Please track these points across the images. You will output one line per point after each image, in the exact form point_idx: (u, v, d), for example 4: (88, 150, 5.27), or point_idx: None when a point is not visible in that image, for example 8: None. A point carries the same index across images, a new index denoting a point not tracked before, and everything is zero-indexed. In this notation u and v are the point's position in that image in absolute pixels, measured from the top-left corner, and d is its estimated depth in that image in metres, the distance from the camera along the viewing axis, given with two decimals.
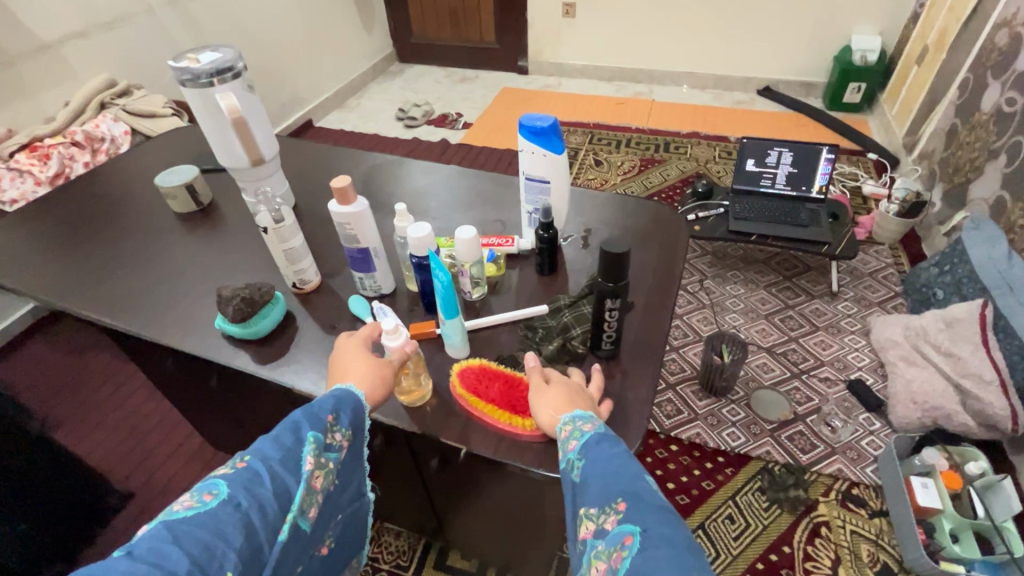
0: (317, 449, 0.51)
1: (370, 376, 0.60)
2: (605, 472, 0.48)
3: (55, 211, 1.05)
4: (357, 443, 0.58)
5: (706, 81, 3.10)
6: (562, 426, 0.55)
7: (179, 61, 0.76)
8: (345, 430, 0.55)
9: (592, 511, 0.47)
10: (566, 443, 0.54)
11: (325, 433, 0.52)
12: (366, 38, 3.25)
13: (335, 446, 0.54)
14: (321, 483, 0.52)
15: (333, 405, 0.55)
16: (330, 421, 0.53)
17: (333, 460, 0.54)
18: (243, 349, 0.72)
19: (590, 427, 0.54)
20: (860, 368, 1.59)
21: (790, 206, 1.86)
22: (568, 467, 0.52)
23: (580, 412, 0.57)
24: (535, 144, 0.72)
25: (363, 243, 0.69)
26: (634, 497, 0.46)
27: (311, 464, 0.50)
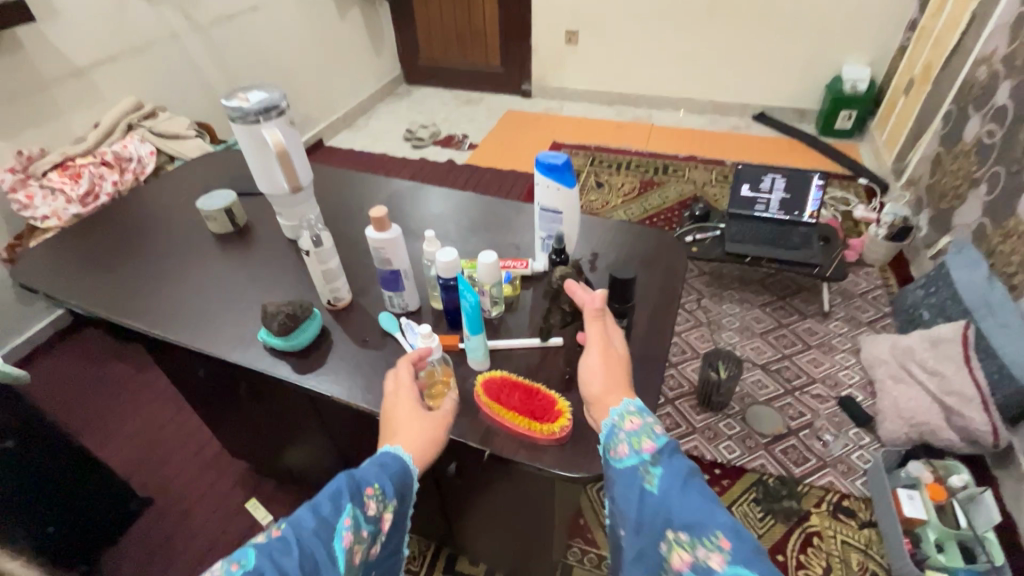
0: (353, 519, 0.53)
1: (419, 440, 0.64)
2: (697, 498, 0.50)
3: (98, 230, 1.13)
4: (399, 510, 0.61)
5: (703, 107, 3.22)
6: (627, 424, 0.59)
7: (230, 100, 0.85)
8: (387, 502, 0.58)
9: (685, 540, 0.48)
10: (636, 448, 0.56)
11: (363, 503, 0.55)
12: (376, 61, 3.37)
13: (372, 517, 0.55)
14: (360, 557, 0.54)
15: (376, 477, 0.58)
16: (369, 491, 0.56)
17: (369, 532, 0.55)
18: (283, 360, 0.79)
19: (659, 435, 0.57)
20: (850, 385, 1.66)
21: (783, 230, 1.95)
22: (644, 476, 0.54)
23: (647, 416, 0.60)
24: (549, 178, 0.81)
25: (395, 265, 0.77)
26: (734, 534, 0.47)
27: (351, 536, 0.52)
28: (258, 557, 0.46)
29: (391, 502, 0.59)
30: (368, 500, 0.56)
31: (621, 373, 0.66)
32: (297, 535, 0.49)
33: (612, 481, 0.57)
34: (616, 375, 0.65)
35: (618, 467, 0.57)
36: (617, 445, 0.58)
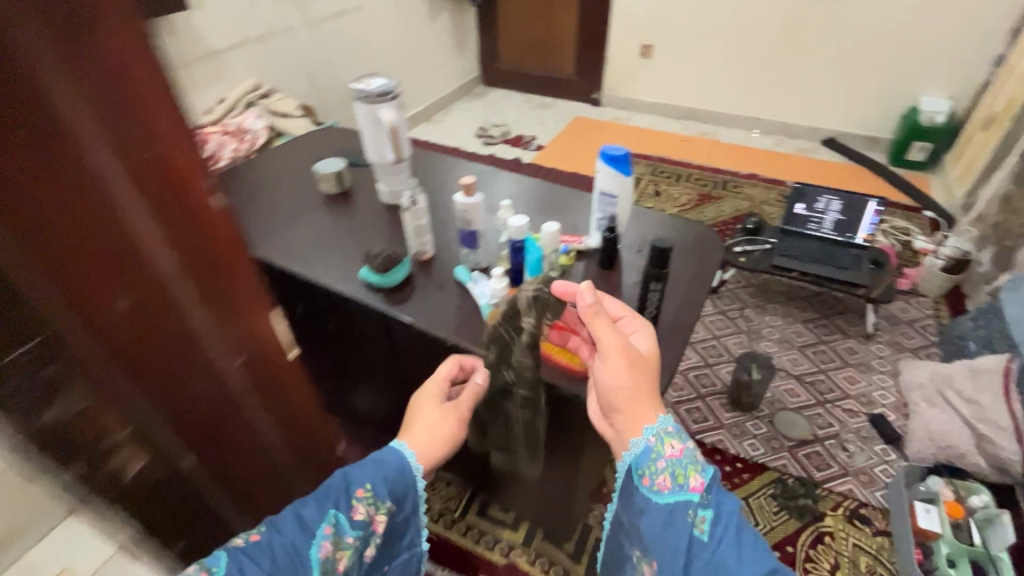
0: (333, 527, 0.57)
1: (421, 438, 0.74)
2: (751, 547, 0.59)
3: (230, 182, 1.37)
4: (399, 511, 0.65)
5: (770, 128, 3.25)
6: (665, 449, 0.67)
7: (357, 84, 1.05)
8: (382, 503, 0.62)
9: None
10: (686, 484, 0.64)
11: (347, 509, 0.58)
12: (458, 62, 3.61)
13: (359, 521, 0.59)
14: (347, 560, 0.58)
15: (366, 483, 0.61)
16: (357, 494, 0.60)
17: (356, 537, 0.59)
18: (377, 294, 0.97)
19: (703, 472, 0.65)
20: (883, 405, 1.71)
21: (834, 250, 1.99)
22: (696, 519, 0.61)
23: (687, 448, 0.68)
24: (610, 167, 0.96)
25: (474, 225, 0.95)
26: None
27: (334, 542, 0.57)
28: (230, 565, 0.51)
29: (384, 504, 0.62)
30: (356, 506, 0.59)
31: (645, 373, 0.75)
32: (279, 542, 0.54)
33: (656, 515, 0.64)
34: (642, 376, 0.74)
35: (663, 502, 0.64)
36: (659, 475, 0.66)
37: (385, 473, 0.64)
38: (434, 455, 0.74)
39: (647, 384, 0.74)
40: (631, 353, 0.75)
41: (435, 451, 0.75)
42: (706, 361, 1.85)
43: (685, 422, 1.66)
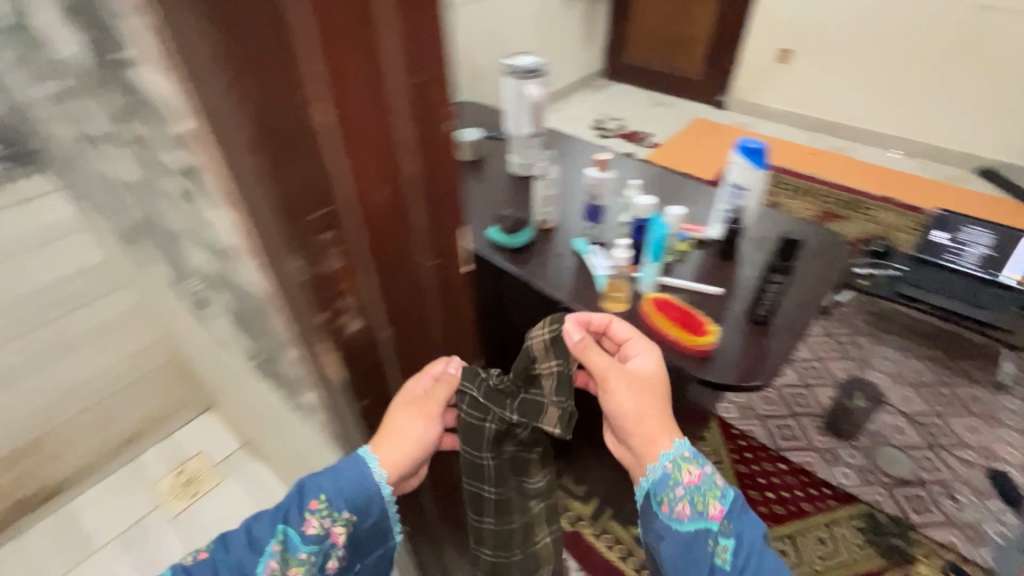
0: (282, 543, 0.60)
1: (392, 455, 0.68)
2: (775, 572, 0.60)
3: None
4: (364, 524, 0.65)
5: (915, 149, 2.97)
6: (682, 476, 0.65)
7: (510, 60, 1.15)
8: (341, 516, 0.62)
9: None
10: (705, 513, 0.63)
11: (296, 524, 0.60)
12: (583, 54, 3.64)
13: (312, 536, 0.61)
14: (300, 573, 0.61)
15: (320, 496, 0.60)
16: (310, 507, 0.60)
17: (313, 552, 0.61)
18: (500, 253, 1.05)
19: (724, 494, 0.64)
20: (1006, 462, 1.55)
21: (973, 286, 1.81)
22: (717, 549, 0.61)
23: (708, 471, 0.66)
24: (745, 158, 0.98)
25: (601, 200, 1.01)
26: None
27: (283, 556, 0.60)
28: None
29: (341, 516, 0.62)
30: (309, 519, 0.60)
31: (657, 393, 0.72)
32: (237, 555, 0.60)
33: (676, 541, 0.64)
34: (649, 397, 0.71)
35: (681, 530, 0.64)
36: (679, 502, 0.64)
37: (350, 484, 0.63)
38: (403, 457, 0.69)
39: (656, 402, 0.71)
40: (637, 377, 0.72)
41: (405, 452, 0.69)
42: (804, 380, 1.77)
43: (773, 437, 1.61)
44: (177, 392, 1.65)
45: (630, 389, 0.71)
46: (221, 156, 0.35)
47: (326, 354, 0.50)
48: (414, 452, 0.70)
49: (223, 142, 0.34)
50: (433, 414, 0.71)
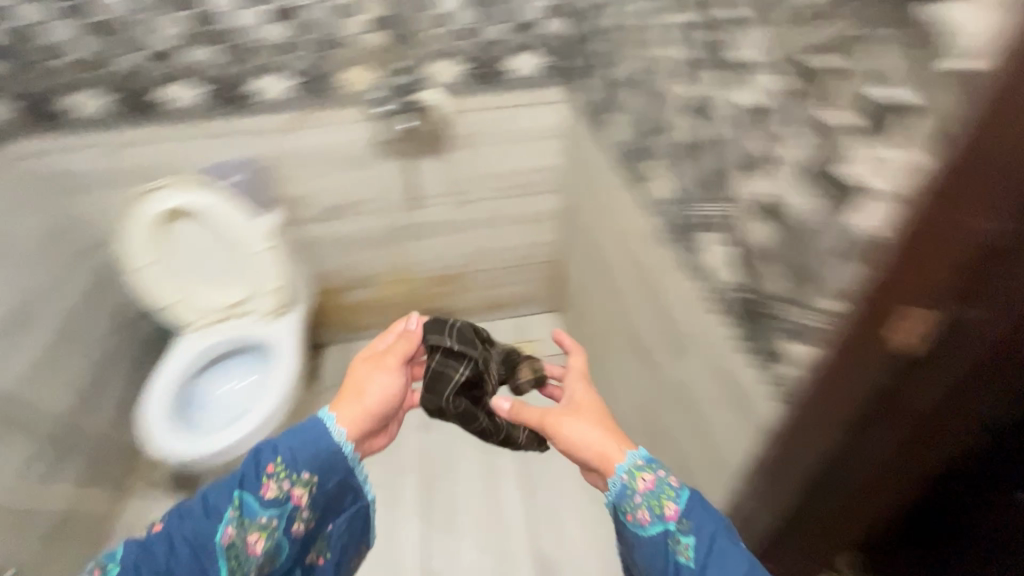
0: (239, 506, 0.67)
1: (359, 413, 0.79)
2: (737, 563, 0.57)
3: None
4: (326, 486, 0.75)
5: None
6: (632, 480, 0.65)
7: None
8: (300, 479, 0.71)
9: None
10: (662, 514, 0.62)
11: (260, 487, 0.69)
12: None
13: (276, 495, 0.69)
14: (263, 537, 0.68)
15: (276, 458, 0.70)
16: (270, 470, 0.70)
17: (275, 514, 0.69)
18: None
19: (679, 493, 0.63)
20: None
21: None
22: (680, 548, 0.60)
23: (664, 475, 0.65)
24: None
25: None
26: None
27: (240, 523, 0.67)
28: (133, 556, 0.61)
29: (300, 477, 0.71)
30: (269, 483, 0.69)
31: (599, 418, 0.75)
32: (188, 526, 0.65)
33: (648, 549, 0.63)
34: (597, 420, 0.74)
35: (647, 534, 0.63)
36: (639, 509, 0.64)
37: (309, 447, 0.73)
38: (365, 410, 0.79)
39: (601, 424, 0.73)
40: (586, 407, 0.76)
41: (366, 406, 0.79)
42: None
43: None
44: (543, 286, 1.97)
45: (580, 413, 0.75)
46: (986, 119, 0.38)
47: (907, 318, 0.50)
48: (376, 405, 0.80)
49: (1007, 107, 0.37)
50: (392, 369, 0.82)
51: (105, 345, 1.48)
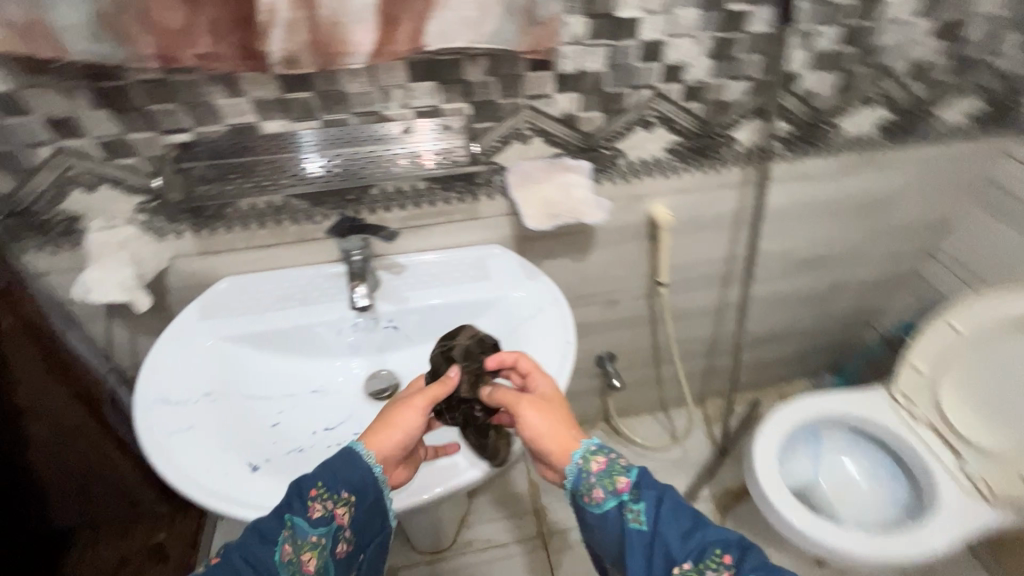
0: (294, 525, 0.59)
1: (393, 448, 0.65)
2: (681, 517, 0.58)
3: None
4: (364, 502, 0.64)
5: None
6: (581, 459, 0.63)
7: None
8: (339, 497, 0.62)
9: (688, 564, 0.55)
10: (614, 488, 0.61)
11: (310, 505, 0.60)
12: None
13: (322, 514, 0.60)
14: (315, 560, 0.59)
15: (317, 479, 0.61)
16: (316, 491, 0.61)
17: (322, 533, 0.60)
18: None
19: (629, 471, 0.62)
20: None
21: None
22: (631, 516, 0.59)
23: (611, 454, 0.64)
24: None
25: None
26: (728, 545, 0.55)
27: (295, 542, 0.58)
28: None
29: (339, 494, 0.62)
30: (314, 504, 0.60)
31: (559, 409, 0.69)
32: (250, 546, 0.56)
33: (606, 526, 0.61)
34: (558, 419, 0.67)
35: (602, 512, 0.61)
36: (593, 489, 0.62)
37: (343, 468, 0.63)
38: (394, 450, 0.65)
39: (565, 424, 0.67)
40: (551, 404, 0.68)
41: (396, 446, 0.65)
42: None
43: None
44: None
45: (550, 415, 0.67)
46: None
47: None
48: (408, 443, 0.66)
49: None
50: (425, 409, 0.66)
51: (821, 321, 1.43)
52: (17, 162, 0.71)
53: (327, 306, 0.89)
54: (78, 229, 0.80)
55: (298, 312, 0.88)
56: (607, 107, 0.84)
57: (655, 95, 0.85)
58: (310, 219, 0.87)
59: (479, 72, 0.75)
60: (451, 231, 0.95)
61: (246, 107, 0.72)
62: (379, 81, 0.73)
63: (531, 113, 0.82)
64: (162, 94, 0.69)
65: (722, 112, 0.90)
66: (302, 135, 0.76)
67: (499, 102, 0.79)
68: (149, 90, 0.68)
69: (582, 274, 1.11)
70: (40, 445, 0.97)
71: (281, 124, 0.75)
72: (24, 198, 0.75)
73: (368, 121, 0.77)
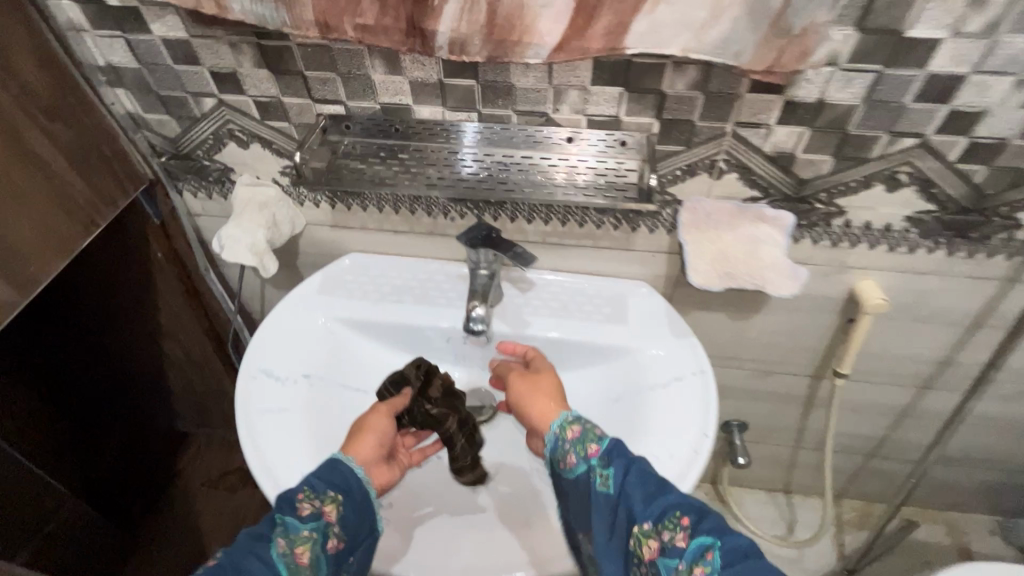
0: (285, 521, 0.54)
1: (370, 443, 0.67)
2: (647, 480, 0.54)
3: None
4: (353, 501, 0.60)
5: None
6: (558, 429, 0.61)
7: None
8: (325, 496, 0.58)
9: (648, 524, 0.51)
10: (586, 454, 0.58)
11: (298, 502, 0.56)
12: None
13: (311, 510, 0.56)
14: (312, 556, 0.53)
15: (301, 486, 0.58)
16: (301, 493, 0.57)
17: (314, 527, 0.55)
18: None
19: (603, 438, 0.59)
20: None
21: None
22: (601, 478, 0.56)
23: (588, 424, 0.61)
24: None
25: None
26: (690, 508, 0.51)
27: (288, 538, 0.53)
28: None
29: (324, 492, 0.58)
30: (301, 504, 0.56)
31: (548, 384, 0.68)
32: (242, 549, 0.51)
33: (578, 492, 0.58)
34: (544, 390, 0.67)
35: (574, 477, 0.58)
36: (566, 456, 0.59)
37: (324, 470, 0.61)
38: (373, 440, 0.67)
39: (549, 394, 0.67)
40: (520, 379, 0.70)
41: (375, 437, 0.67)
42: None
43: None
44: None
45: (521, 390, 0.68)
46: None
47: None
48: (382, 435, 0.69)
49: None
50: (391, 408, 0.72)
51: None
52: (183, 109, 0.71)
53: (442, 311, 0.81)
54: (228, 181, 0.79)
55: (412, 309, 0.82)
56: (844, 151, 0.62)
57: (921, 146, 0.61)
58: (446, 215, 0.79)
59: (680, 83, 0.58)
60: (594, 256, 0.82)
61: (402, 87, 0.63)
62: (554, 80, 0.60)
63: (735, 142, 0.64)
64: (319, 61, 0.62)
65: (1015, 183, 0.63)
66: (455, 128, 0.67)
67: (696, 123, 0.62)
68: (307, 55, 0.62)
69: (738, 335, 0.92)
70: (174, 362, 1.04)
71: (433, 110, 0.66)
72: (186, 144, 0.75)
73: (531, 122, 0.65)
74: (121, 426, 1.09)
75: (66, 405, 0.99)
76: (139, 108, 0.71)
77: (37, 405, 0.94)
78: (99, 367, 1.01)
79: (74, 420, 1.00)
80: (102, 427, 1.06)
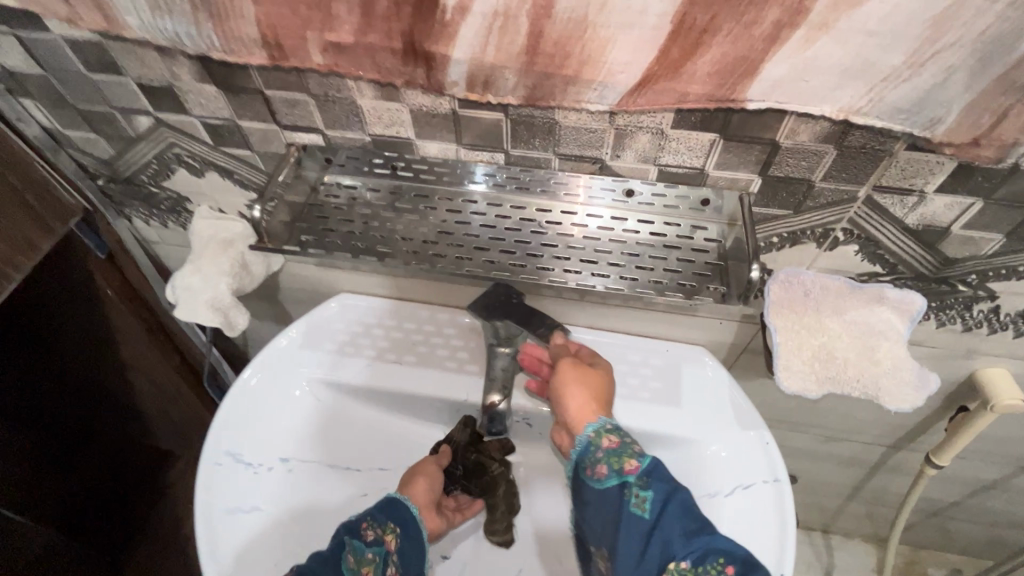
0: (351, 545, 0.50)
1: (427, 489, 0.58)
2: (691, 515, 0.44)
3: None
4: (414, 540, 0.54)
5: None
6: (600, 433, 0.48)
7: None
8: (387, 527, 0.53)
9: (686, 563, 0.42)
10: (621, 469, 0.46)
11: (363, 528, 0.52)
12: None
13: (375, 540, 0.51)
14: None
15: (366, 514, 0.53)
16: (366, 521, 0.53)
17: (378, 554, 0.51)
18: None
19: (644, 455, 0.47)
20: None
21: None
22: (636, 499, 0.45)
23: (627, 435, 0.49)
24: None
25: None
26: (735, 556, 0.42)
27: (356, 560, 0.49)
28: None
29: (388, 525, 0.53)
30: (370, 529, 0.52)
31: (603, 386, 0.52)
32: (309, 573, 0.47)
33: (601, 509, 0.47)
34: (593, 388, 0.51)
35: (601, 490, 0.47)
36: (596, 464, 0.47)
37: (388, 502, 0.55)
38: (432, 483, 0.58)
39: (595, 389, 0.51)
40: (565, 359, 0.53)
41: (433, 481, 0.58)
42: None
43: None
44: None
45: (556, 372, 0.52)
46: None
47: None
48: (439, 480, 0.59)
49: None
50: (443, 456, 0.61)
51: None
52: (113, 127, 0.53)
53: (452, 379, 0.66)
54: (185, 211, 0.63)
55: (415, 372, 0.67)
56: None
57: None
58: None
59: (805, 136, 0.40)
60: (644, 316, 0.65)
61: (401, 118, 0.45)
62: (619, 122, 0.41)
63: (865, 210, 0.45)
64: (283, 79, 0.44)
65: None
66: (468, 170, 0.49)
67: (815, 185, 0.44)
68: (266, 72, 0.44)
69: (808, 404, 0.76)
70: (150, 395, 0.91)
71: (444, 148, 0.47)
72: (125, 168, 0.58)
73: (579, 170, 0.47)
74: (109, 456, 0.94)
75: (78, 445, 0.87)
76: (55, 124, 0.54)
77: (49, 458, 0.83)
78: (68, 400, 0.82)
79: (58, 457, 0.85)
80: (115, 462, 0.95)
